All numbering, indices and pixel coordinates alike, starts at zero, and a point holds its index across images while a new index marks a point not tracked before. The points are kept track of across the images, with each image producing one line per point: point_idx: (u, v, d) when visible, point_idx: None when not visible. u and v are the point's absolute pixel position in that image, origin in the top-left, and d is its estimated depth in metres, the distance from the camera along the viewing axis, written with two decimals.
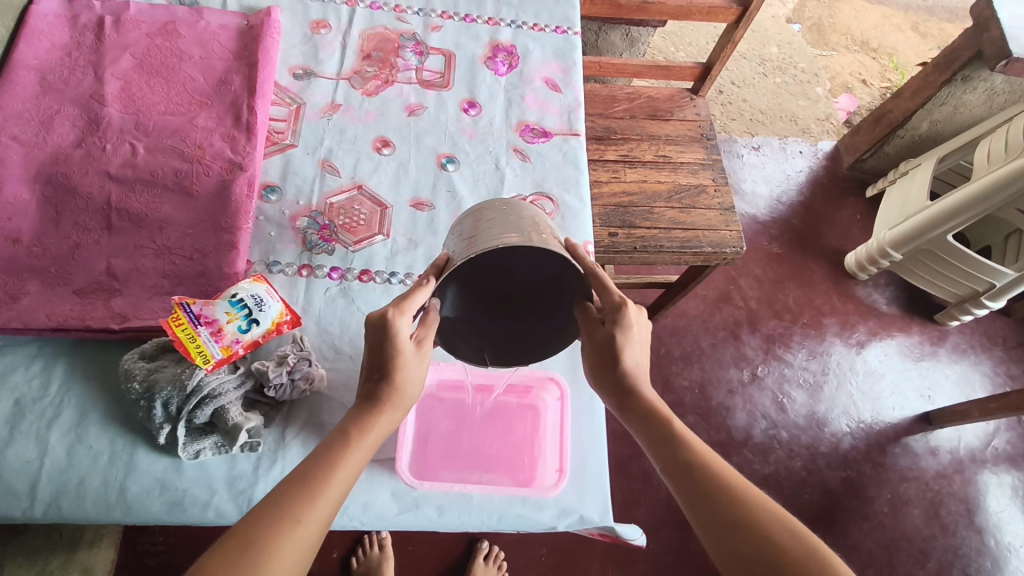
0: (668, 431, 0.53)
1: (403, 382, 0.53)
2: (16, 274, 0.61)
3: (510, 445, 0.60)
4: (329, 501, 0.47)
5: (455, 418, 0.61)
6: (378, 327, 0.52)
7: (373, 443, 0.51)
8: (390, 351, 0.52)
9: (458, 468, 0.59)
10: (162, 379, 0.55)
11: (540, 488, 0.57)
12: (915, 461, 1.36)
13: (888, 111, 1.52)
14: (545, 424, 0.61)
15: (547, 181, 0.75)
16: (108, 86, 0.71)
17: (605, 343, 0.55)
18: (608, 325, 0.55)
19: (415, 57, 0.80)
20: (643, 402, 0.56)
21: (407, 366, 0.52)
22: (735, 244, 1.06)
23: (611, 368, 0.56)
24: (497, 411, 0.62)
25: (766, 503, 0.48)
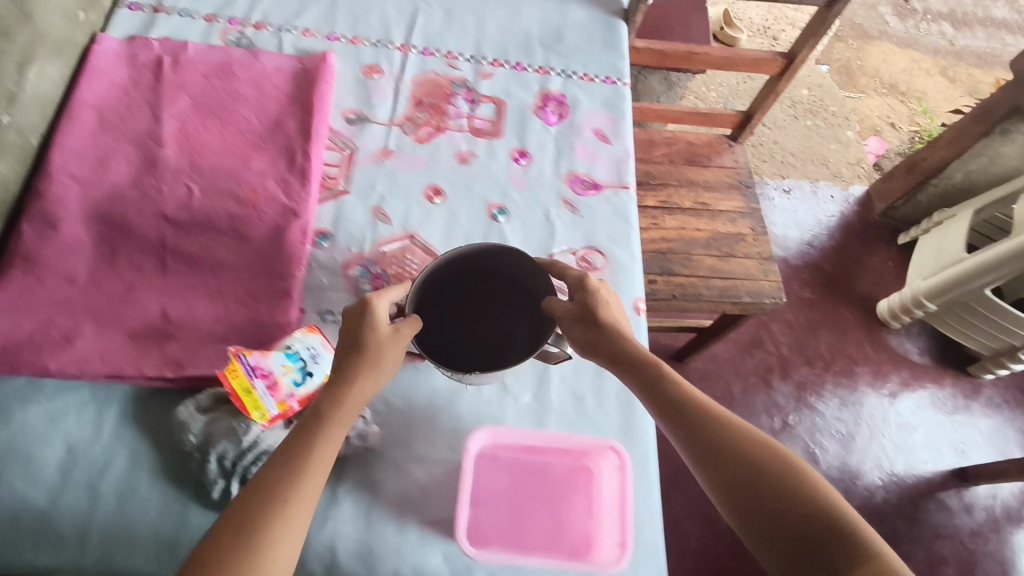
0: (658, 375, 0.57)
1: (381, 357, 0.55)
2: (72, 315, 0.61)
3: (567, 509, 0.59)
4: (314, 479, 0.49)
5: (513, 479, 0.61)
6: (353, 322, 0.57)
7: (350, 411, 0.53)
8: (366, 332, 0.55)
9: (515, 534, 0.58)
10: (218, 432, 0.56)
11: (596, 561, 0.56)
12: (949, 518, 1.33)
13: (921, 159, 1.51)
14: (601, 491, 0.60)
15: (596, 234, 0.75)
16: (165, 126, 0.71)
17: (582, 306, 0.60)
18: (576, 293, 0.61)
19: (466, 105, 0.80)
20: (633, 351, 0.59)
21: (382, 342, 0.55)
22: (775, 294, 1.05)
23: (598, 325, 0.60)
24: (552, 474, 0.61)
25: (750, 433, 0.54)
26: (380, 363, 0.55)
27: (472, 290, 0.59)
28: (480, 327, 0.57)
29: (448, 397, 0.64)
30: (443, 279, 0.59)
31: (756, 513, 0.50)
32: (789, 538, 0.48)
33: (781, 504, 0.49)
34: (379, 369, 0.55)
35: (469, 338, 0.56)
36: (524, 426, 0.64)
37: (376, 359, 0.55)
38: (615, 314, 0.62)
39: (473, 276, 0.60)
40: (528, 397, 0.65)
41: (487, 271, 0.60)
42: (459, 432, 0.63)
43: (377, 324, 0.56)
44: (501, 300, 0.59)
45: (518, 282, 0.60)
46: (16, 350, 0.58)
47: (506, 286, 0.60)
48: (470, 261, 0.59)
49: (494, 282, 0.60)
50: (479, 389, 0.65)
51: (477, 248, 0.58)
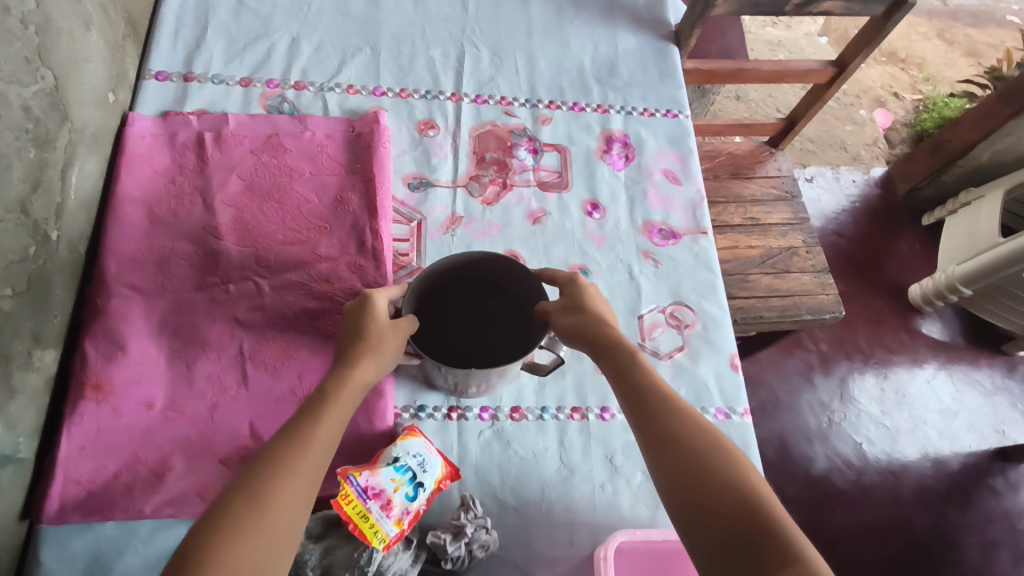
0: (631, 366, 0.52)
1: (378, 339, 0.52)
2: (156, 446, 0.56)
3: None
4: (332, 428, 0.46)
5: None
6: (352, 316, 0.55)
7: (354, 393, 0.49)
8: (366, 325, 0.53)
9: None
10: (338, 563, 0.51)
11: None
12: (999, 500, 1.34)
13: (946, 140, 1.51)
14: None
15: (683, 287, 0.72)
16: (221, 215, 0.66)
17: (571, 297, 0.58)
18: (567, 287, 0.59)
19: (530, 156, 0.76)
20: (611, 340, 0.54)
21: (380, 330, 0.53)
22: (834, 308, 1.02)
23: (584, 313, 0.56)
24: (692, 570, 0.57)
25: (707, 429, 0.47)
26: (383, 345, 0.52)
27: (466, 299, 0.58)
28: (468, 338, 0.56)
29: (560, 487, 0.60)
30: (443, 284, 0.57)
31: (696, 508, 0.43)
32: (727, 544, 0.42)
33: (727, 509, 0.43)
34: (381, 351, 0.52)
35: (453, 345, 0.55)
36: (641, 509, 0.61)
37: (376, 344, 0.52)
38: (603, 308, 0.58)
39: (470, 284, 0.58)
40: (640, 476, 0.62)
41: (486, 283, 0.58)
42: (579, 525, 0.59)
43: (376, 316, 0.54)
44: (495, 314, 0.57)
45: (509, 295, 0.58)
46: (107, 493, 0.53)
47: (503, 301, 0.58)
48: (474, 268, 0.58)
49: (487, 293, 0.58)
50: (591, 474, 0.61)
51: (482, 257, 0.57)
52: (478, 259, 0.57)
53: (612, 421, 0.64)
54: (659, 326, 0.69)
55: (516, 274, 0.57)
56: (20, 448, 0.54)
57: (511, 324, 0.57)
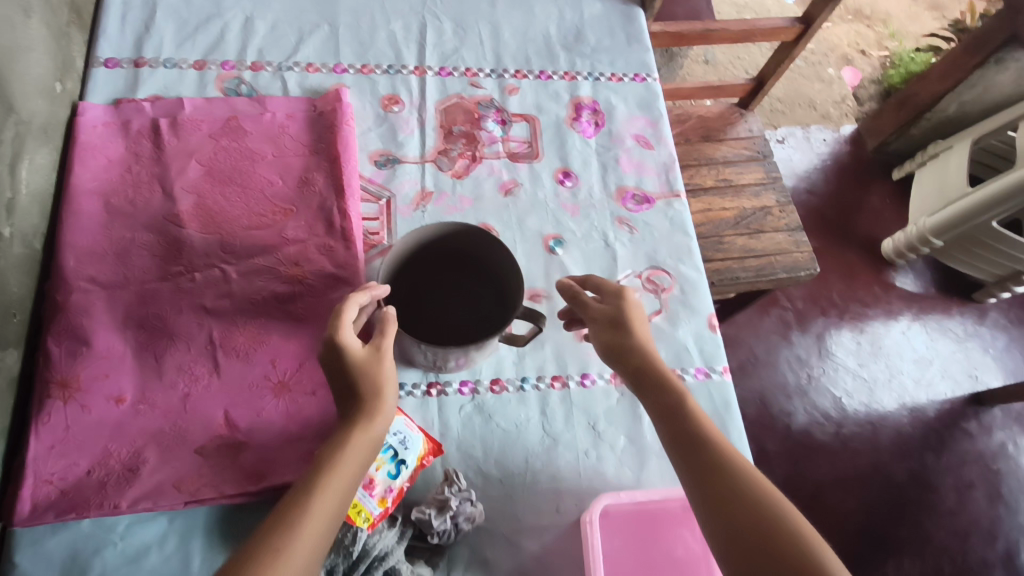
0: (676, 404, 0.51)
1: (375, 384, 0.48)
2: (129, 441, 0.55)
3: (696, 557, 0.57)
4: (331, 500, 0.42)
5: (634, 542, 0.58)
6: (326, 358, 0.50)
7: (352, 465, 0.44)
8: (351, 368, 0.48)
9: None
10: None
11: None
12: (973, 443, 1.39)
13: (914, 94, 1.51)
14: None
15: (659, 252, 0.71)
16: (182, 202, 0.65)
17: (614, 313, 0.56)
18: (610, 300, 0.57)
19: (498, 127, 0.75)
20: (655, 371, 0.53)
21: (370, 370, 0.48)
22: (808, 266, 1.03)
23: (628, 336, 0.55)
24: (672, 525, 0.58)
25: (761, 483, 0.46)
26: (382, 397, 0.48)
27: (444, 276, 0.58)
28: (442, 313, 0.56)
29: (544, 455, 0.61)
30: (412, 259, 0.56)
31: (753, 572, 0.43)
32: None
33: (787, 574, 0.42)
34: (382, 411, 0.47)
35: (428, 322, 0.55)
36: (626, 472, 0.61)
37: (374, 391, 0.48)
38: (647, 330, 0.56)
39: (442, 261, 0.58)
40: (623, 439, 0.62)
41: (455, 256, 0.58)
42: (564, 491, 0.60)
43: (352, 352, 0.49)
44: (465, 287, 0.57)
45: (485, 271, 0.57)
46: (81, 491, 0.53)
47: (473, 274, 0.58)
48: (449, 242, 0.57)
49: (464, 271, 0.58)
50: (574, 441, 0.62)
51: (455, 233, 0.56)
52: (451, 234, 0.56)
53: (592, 387, 0.64)
54: (636, 291, 0.69)
55: (490, 250, 0.56)
56: None
57: (486, 297, 0.57)
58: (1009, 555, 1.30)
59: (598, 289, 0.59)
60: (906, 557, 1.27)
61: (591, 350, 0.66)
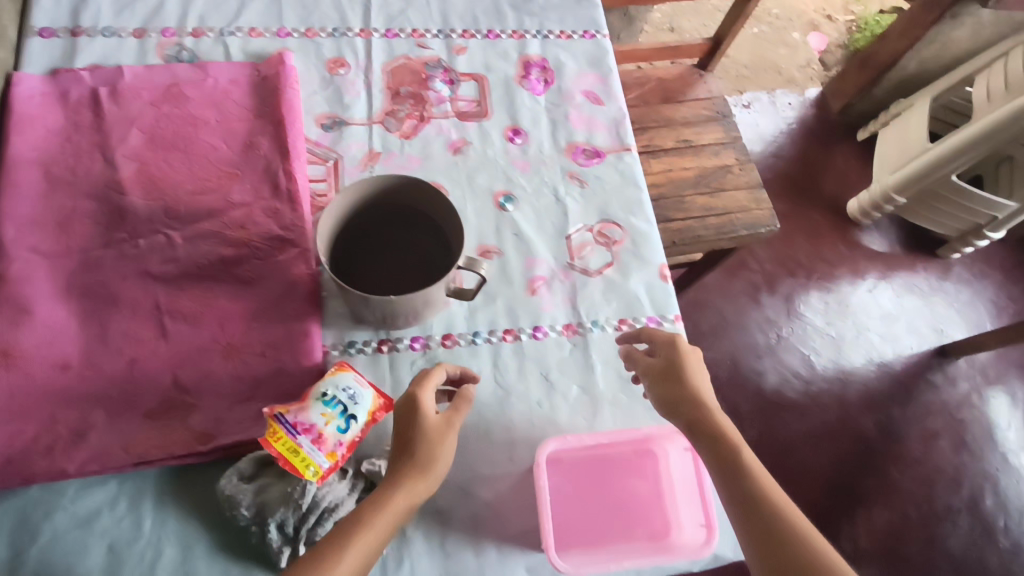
0: (734, 456, 0.52)
1: (435, 451, 0.52)
2: (76, 407, 0.55)
3: (644, 498, 0.60)
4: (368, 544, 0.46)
5: (584, 485, 0.61)
6: (401, 412, 0.54)
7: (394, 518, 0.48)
8: (418, 429, 0.52)
9: (597, 534, 0.59)
10: (272, 500, 0.53)
11: (691, 549, 0.56)
12: (938, 393, 1.43)
13: (874, 53, 1.51)
14: (670, 473, 0.61)
15: (611, 206, 0.72)
16: (124, 170, 0.63)
17: (666, 364, 0.57)
18: (663, 350, 0.58)
19: (446, 87, 0.74)
20: (712, 425, 0.54)
21: (435, 435, 0.53)
22: (768, 222, 1.04)
23: (683, 388, 0.56)
24: (620, 467, 0.61)
25: (822, 548, 0.46)
26: (436, 461, 0.52)
27: (389, 229, 0.58)
28: (386, 267, 0.56)
29: (496, 408, 0.61)
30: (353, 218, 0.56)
31: None
32: None
33: None
34: (432, 477, 0.51)
35: (373, 278, 0.56)
36: (579, 421, 0.62)
37: (431, 453, 0.52)
38: (704, 382, 0.57)
39: (386, 215, 0.58)
40: (576, 389, 0.63)
41: (395, 209, 0.58)
42: (517, 441, 0.61)
43: (426, 416, 0.53)
44: (406, 240, 0.58)
45: (427, 223, 0.57)
46: (27, 457, 0.53)
47: (415, 226, 0.58)
48: (394, 195, 0.56)
49: (408, 224, 0.58)
50: (527, 393, 0.62)
51: (400, 186, 0.55)
52: (395, 187, 0.56)
53: (544, 339, 0.65)
54: (588, 245, 0.69)
55: (433, 206, 0.56)
56: None
57: (426, 249, 0.57)
58: (974, 499, 1.36)
59: (654, 340, 0.60)
60: (875, 507, 1.32)
61: (543, 303, 0.67)
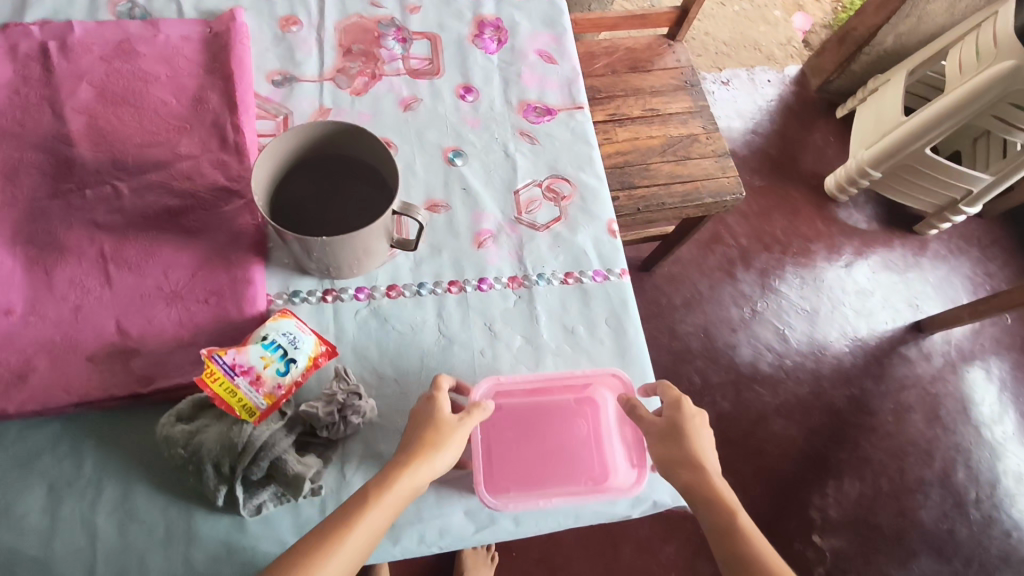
0: (734, 527, 0.51)
1: (441, 445, 0.53)
2: (18, 350, 0.55)
3: (579, 442, 0.61)
4: (364, 538, 0.48)
5: (520, 429, 0.62)
6: (420, 409, 0.56)
7: (396, 501, 0.50)
8: (430, 427, 0.54)
9: (531, 477, 0.60)
10: (208, 440, 0.53)
11: (621, 488, 0.58)
12: (911, 368, 1.44)
13: (852, 29, 1.51)
14: (606, 418, 0.62)
15: (560, 161, 0.72)
16: (73, 123, 0.64)
17: (669, 425, 0.56)
18: (668, 408, 0.57)
19: (398, 45, 0.75)
20: (713, 495, 0.53)
21: (446, 433, 0.54)
22: (734, 190, 1.05)
23: (682, 451, 0.55)
24: (554, 411, 0.63)
25: None
26: (438, 456, 0.53)
27: (331, 177, 0.59)
28: (325, 209, 0.57)
29: (440, 356, 0.63)
30: (303, 162, 0.58)
31: None
32: None
33: None
34: (431, 469, 0.52)
35: (312, 220, 0.56)
36: (522, 370, 0.63)
37: (435, 444, 0.53)
38: (703, 443, 0.56)
39: (328, 163, 0.59)
40: (520, 340, 0.64)
41: (347, 156, 0.59)
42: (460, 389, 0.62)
43: (440, 412, 0.55)
44: (347, 187, 0.58)
45: (368, 171, 0.58)
46: None
47: (357, 174, 0.59)
48: (334, 143, 0.57)
49: (349, 171, 0.59)
50: (470, 342, 0.63)
51: (337, 132, 0.56)
52: (333, 134, 0.56)
53: (490, 291, 0.65)
54: (536, 200, 0.70)
55: (372, 152, 0.57)
56: None
57: (375, 196, 0.57)
58: (946, 472, 1.36)
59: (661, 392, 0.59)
60: (846, 479, 1.34)
61: (490, 256, 0.67)
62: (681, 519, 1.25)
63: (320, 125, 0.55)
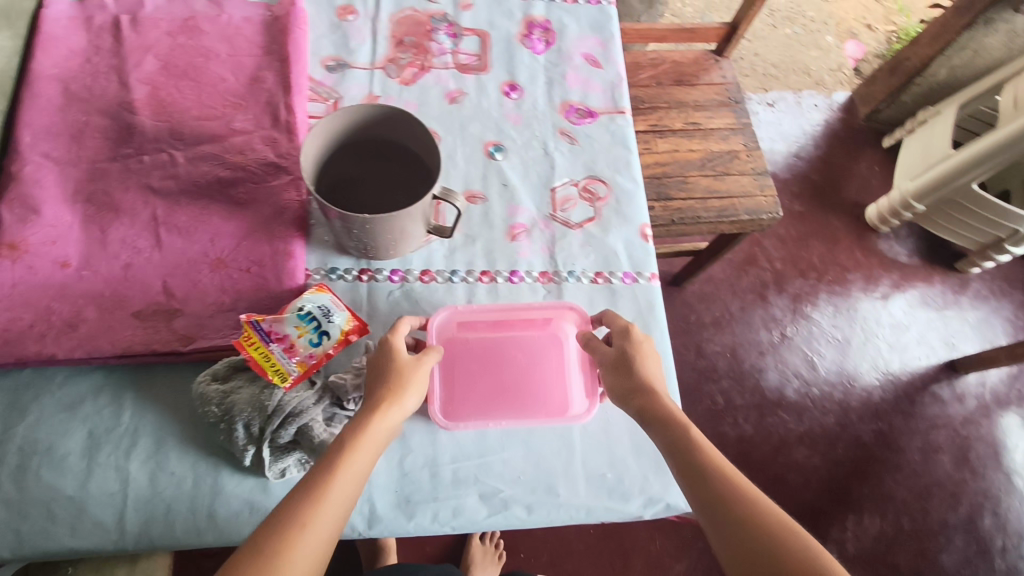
0: (683, 439, 0.51)
1: (406, 385, 0.54)
2: (69, 300, 0.58)
3: (536, 373, 0.63)
4: (352, 478, 0.48)
5: (477, 357, 0.63)
6: (375, 358, 0.56)
7: (380, 435, 0.51)
8: (390, 368, 0.54)
9: (486, 403, 0.62)
10: (241, 402, 0.55)
11: (572, 415, 0.61)
12: (943, 408, 1.40)
13: (905, 58, 1.50)
14: (567, 353, 0.64)
15: (597, 163, 0.73)
16: (137, 92, 0.67)
17: (619, 353, 0.58)
18: (618, 338, 0.59)
19: (449, 40, 0.77)
20: (663, 413, 0.53)
21: (409, 372, 0.54)
22: (771, 210, 1.04)
23: (632, 375, 0.56)
24: (515, 343, 0.64)
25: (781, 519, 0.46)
26: (406, 395, 0.53)
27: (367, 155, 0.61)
28: (365, 189, 0.59)
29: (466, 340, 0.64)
30: (348, 142, 0.60)
31: None
32: None
33: None
34: (401, 406, 0.52)
35: (357, 198, 0.59)
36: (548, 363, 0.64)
37: (402, 383, 0.53)
38: (655, 369, 0.57)
39: (368, 147, 0.61)
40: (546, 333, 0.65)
41: (382, 139, 0.61)
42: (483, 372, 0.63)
43: (399, 355, 0.55)
44: (387, 171, 0.60)
45: (408, 156, 0.60)
46: (21, 339, 0.56)
47: (399, 157, 0.61)
48: (381, 127, 0.59)
49: (389, 153, 0.61)
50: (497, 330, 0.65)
51: (381, 114, 0.58)
52: (378, 117, 0.58)
53: (520, 284, 0.66)
54: (572, 199, 0.71)
55: (415, 138, 0.58)
56: None
57: (413, 181, 0.59)
58: (972, 517, 1.32)
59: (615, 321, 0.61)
60: (866, 514, 1.30)
61: (522, 250, 0.68)
62: (693, 538, 1.23)
63: (364, 109, 0.57)
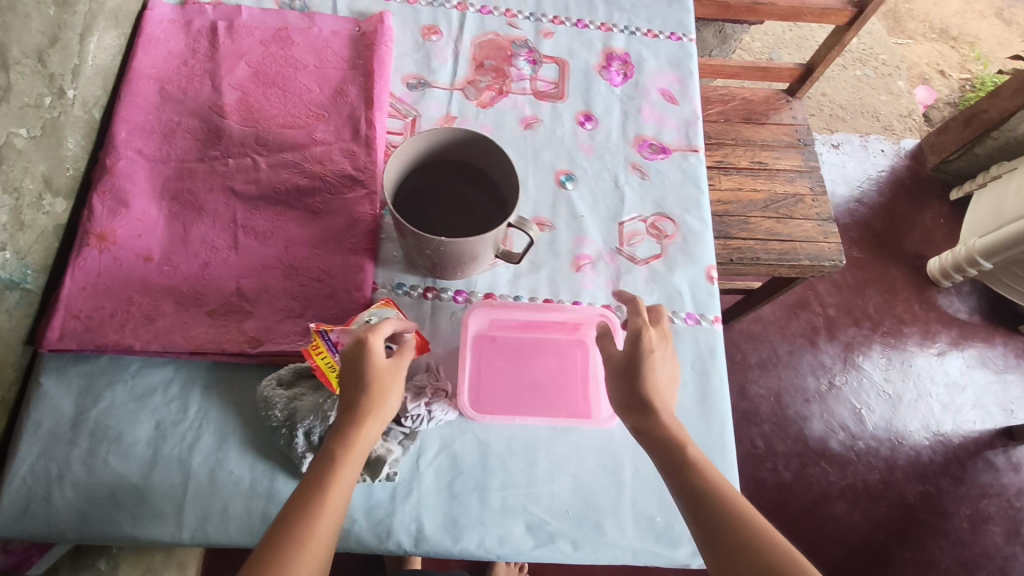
0: (684, 460, 0.50)
1: (381, 394, 0.52)
2: (149, 293, 0.60)
3: (563, 375, 0.64)
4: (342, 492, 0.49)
5: (508, 354, 0.65)
6: (348, 356, 0.54)
7: (362, 446, 0.51)
8: (365, 373, 0.53)
9: (514, 401, 0.63)
10: (303, 408, 0.57)
11: (597, 419, 0.62)
12: (996, 477, 1.34)
13: (982, 110, 1.46)
14: (594, 358, 0.65)
15: (667, 201, 0.73)
16: (228, 97, 0.70)
17: (626, 359, 0.55)
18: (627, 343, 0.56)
19: (528, 66, 0.78)
20: (664, 433, 0.52)
21: (386, 377, 0.53)
22: (834, 257, 1.02)
23: (637, 387, 0.54)
24: (546, 346, 0.66)
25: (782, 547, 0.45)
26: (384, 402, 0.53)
27: (444, 177, 0.62)
28: (439, 210, 0.60)
29: None
30: (431, 161, 0.61)
31: None
32: None
33: None
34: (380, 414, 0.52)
35: (431, 217, 0.59)
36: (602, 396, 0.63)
37: (381, 391, 0.52)
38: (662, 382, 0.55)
39: (450, 167, 0.62)
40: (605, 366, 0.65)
41: (465, 162, 0.62)
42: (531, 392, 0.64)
43: (376, 357, 0.53)
44: (462, 194, 0.61)
45: (483, 183, 0.62)
46: (102, 327, 0.58)
47: (478, 181, 0.62)
48: (472, 154, 0.61)
49: (467, 176, 0.62)
50: None
51: (469, 140, 0.59)
52: (467, 142, 0.59)
53: None
54: (639, 234, 0.71)
55: (497, 167, 0.60)
56: (27, 278, 0.61)
57: (487, 206, 0.60)
58: None
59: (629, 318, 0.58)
60: None
61: (585, 282, 0.68)
62: None
63: (450, 134, 0.58)
